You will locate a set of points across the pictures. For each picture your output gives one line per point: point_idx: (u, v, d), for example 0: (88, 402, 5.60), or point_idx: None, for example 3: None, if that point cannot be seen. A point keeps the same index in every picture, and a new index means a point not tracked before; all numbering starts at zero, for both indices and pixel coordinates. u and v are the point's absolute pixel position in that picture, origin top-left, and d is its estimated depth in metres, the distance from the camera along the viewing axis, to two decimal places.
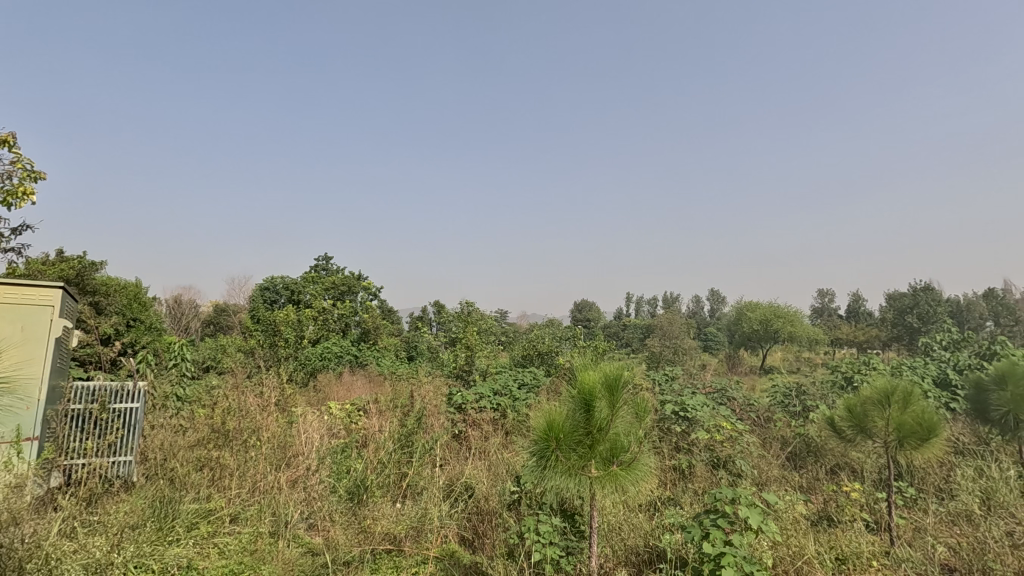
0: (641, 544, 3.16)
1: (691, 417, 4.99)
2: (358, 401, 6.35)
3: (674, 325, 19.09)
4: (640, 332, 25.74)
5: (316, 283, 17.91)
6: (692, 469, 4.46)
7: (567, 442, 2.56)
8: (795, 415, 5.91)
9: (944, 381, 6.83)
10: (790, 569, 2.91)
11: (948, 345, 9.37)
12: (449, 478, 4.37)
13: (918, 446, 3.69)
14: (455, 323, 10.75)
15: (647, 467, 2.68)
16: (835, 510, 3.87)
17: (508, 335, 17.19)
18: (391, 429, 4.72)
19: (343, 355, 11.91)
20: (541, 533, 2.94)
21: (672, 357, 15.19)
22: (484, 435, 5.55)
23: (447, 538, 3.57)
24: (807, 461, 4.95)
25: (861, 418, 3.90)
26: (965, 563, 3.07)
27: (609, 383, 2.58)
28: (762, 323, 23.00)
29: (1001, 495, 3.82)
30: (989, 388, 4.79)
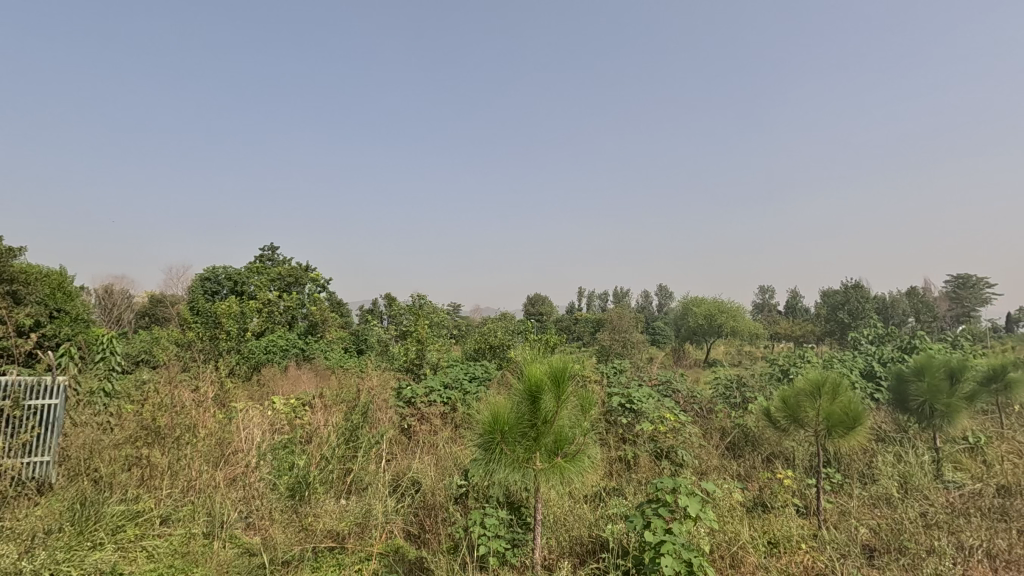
0: (585, 535, 3.19)
1: (637, 409, 5.12)
2: (303, 396, 6.16)
3: (624, 320, 19.50)
4: (592, 326, 26.16)
5: (260, 273, 17.24)
6: (637, 460, 4.59)
7: (513, 433, 2.57)
8: (734, 406, 6.17)
9: (869, 373, 7.28)
10: (727, 553, 3.02)
11: (875, 339, 9.99)
12: (396, 473, 4.34)
13: (844, 434, 3.91)
14: (406, 316, 10.59)
15: (592, 458, 2.72)
16: (769, 497, 4.04)
17: (460, 329, 17.08)
18: (337, 424, 4.62)
19: (289, 348, 11.53)
20: (487, 527, 2.93)
21: (621, 351, 15.53)
22: (433, 428, 5.51)
23: (393, 533, 3.52)
24: (745, 450, 5.17)
25: (795, 409, 4.08)
26: (883, 542, 3.28)
27: (555, 375, 2.58)
28: (707, 318, 23.82)
29: (917, 479, 4.11)
30: (907, 379, 5.12)
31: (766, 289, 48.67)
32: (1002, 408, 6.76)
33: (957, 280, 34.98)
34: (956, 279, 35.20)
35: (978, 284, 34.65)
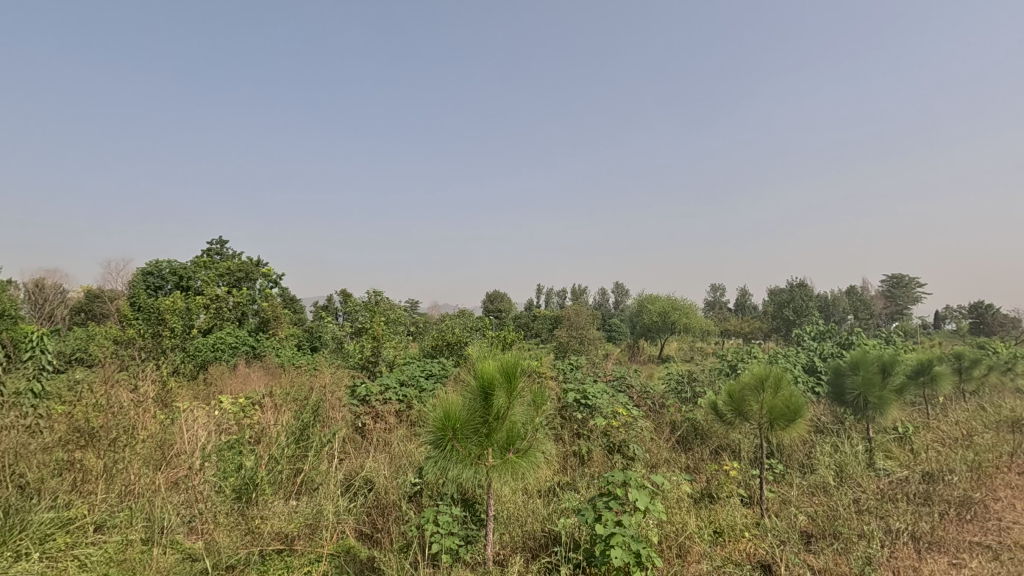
0: (538, 530, 3.22)
1: (592, 404, 5.19)
2: (252, 394, 5.95)
3: (582, 317, 19.74)
4: (550, 322, 26.36)
5: (208, 268, 16.56)
6: (590, 455, 4.67)
7: (464, 430, 2.56)
8: (685, 400, 6.35)
9: (811, 368, 7.63)
10: (674, 543, 3.11)
11: (816, 335, 10.48)
12: (349, 473, 4.26)
13: (786, 426, 4.08)
14: (361, 313, 10.38)
15: (543, 453, 2.74)
16: (716, 488, 4.19)
17: (418, 325, 16.89)
18: (286, 424, 4.50)
19: (238, 345, 11.13)
20: (440, 524, 2.92)
21: (578, 347, 15.74)
22: (388, 426, 5.44)
23: (344, 534, 3.45)
24: (694, 443, 5.33)
25: (740, 402, 4.24)
26: (820, 528, 3.45)
27: (507, 371, 2.59)
28: (661, 315, 24.38)
29: (852, 468, 4.35)
30: (845, 373, 5.39)
31: (717, 286, 50.22)
32: (929, 399, 7.22)
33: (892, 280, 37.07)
34: (890, 279, 37.30)
35: (911, 284, 36.83)
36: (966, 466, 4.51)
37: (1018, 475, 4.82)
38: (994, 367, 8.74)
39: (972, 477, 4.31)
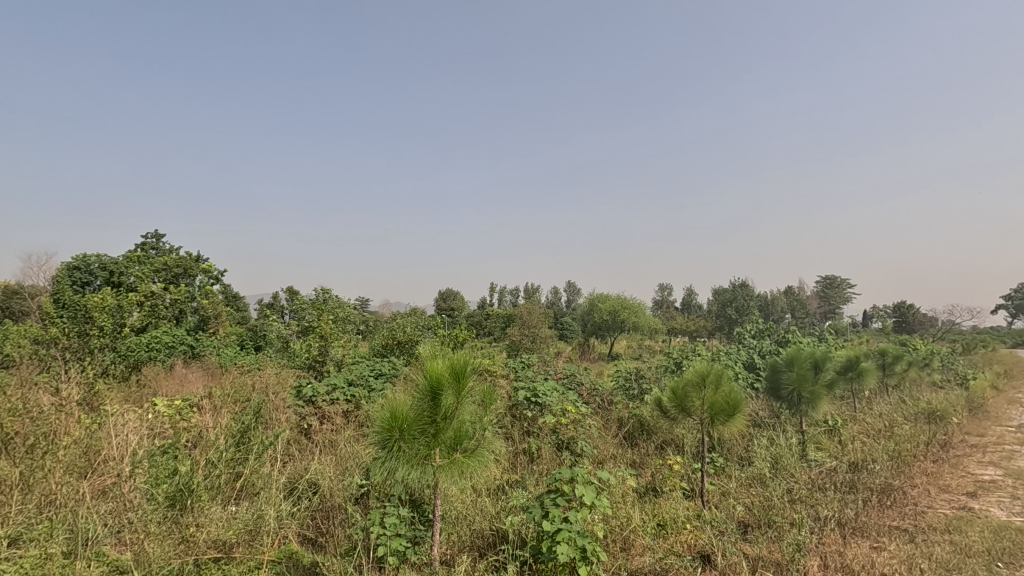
0: (486, 528, 3.23)
1: (542, 402, 5.25)
2: (189, 396, 5.69)
3: (534, 315, 19.84)
4: (502, 321, 26.38)
5: (142, 264, 15.66)
6: (540, 452, 4.72)
7: (411, 430, 2.53)
8: (633, 397, 6.52)
9: (750, 364, 7.98)
10: (619, 537, 3.18)
11: (756, 333, 10.96)
12: (293, 476, 4.14)
13: (725, 421, 4.25)
14: (308, 310, 10.06)
15: (491, 452, 2.75)
16: (660, 482, 4.31)
17: (368, 324, 16.58)
18: (226, 426, 4.34)
19: (175, 345, 10.60)
20: (387, 526, 2.88)
21: (530, 345, 15.85)
22: (335, 427, 5.32)
23: (286, 539, 3.35)
24: (640, 439, 5.47)
25: (683, 399, 4.37)
26: (755, 518, 3.60)
27: (455, 370, 2.57)
28: (611, 314, 24.79)
29: (786, 460, 4.58)
30: (781, 369, 5.67)
31: (665, 286, 51.67)
32: (856, 393, 7.69)
33: (826, 281, 39.19)
34: (825, 280, 39.41)
35: (843, 284, 39.08)
36: (887, 455, 4.83)
37: (933, 463, 5.21)
38: (914, 363, 9.40)
39: (892, 465, 4.63)
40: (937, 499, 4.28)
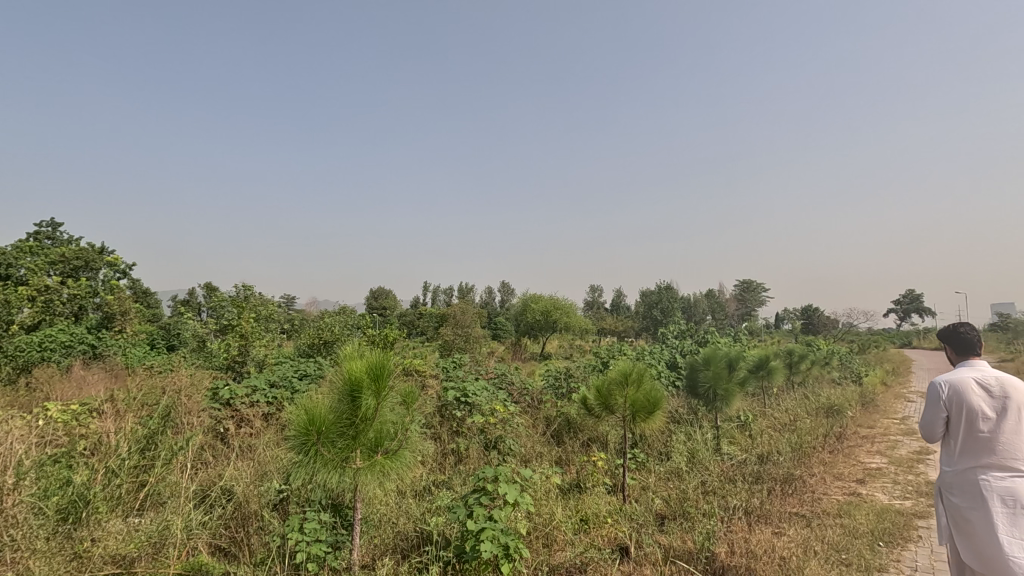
0: (411, 530, 3.19)
1: (471, 401, 5.25)
2: (89, 399, 5.25)
3: (467, 314, 19.75)
4: (434, 320, 26.06)
5: (34, 255, 14.20)
6: (467, 452, 4.72)
7: (329, 433, 2.45)
8: (561, 395, 6.65)
9: (672, 364, 8.35)
10: (542, 533, 3.24)
11: (678, 333, 11.48)
12: (205, 483, 3.91)
13: (645, 418, 4.43)
14: (227, 309, 9.51)
15: (413, 453, 2.72)
16: (585, 477, 4.44)
17: (293, 323, 15.91)
18: (128, 432, 4.03)
19: (73, 345, 9.72)
20: (306, 532, 2.79)
21: (462, 345, 15.79)
22: (253, 431, 5.09)
23: (196, 550, 3.15)
24: (567, 436, 5.59)
25: (607, 397, 4.51)
26: (671, 510, 3.78)
27: (373, 371, 2.52)
28: (543, 314, 25.08)
29: (702, 453, 4.84)
30: (699, 368, 5.98)
31: (596, 287, 53.14)
32: (766, 391, 8.23)
33: (744, 285, 41.77)
34: (742, 284, 42.04)
35: (758, 288, 41.80)
36: (790, 446, 5.22)
37: (829, 453, 5.68)
38: (816, 361, 10.22)
39: (794, 456, 5.01)
40: (831, 486, 4.69)
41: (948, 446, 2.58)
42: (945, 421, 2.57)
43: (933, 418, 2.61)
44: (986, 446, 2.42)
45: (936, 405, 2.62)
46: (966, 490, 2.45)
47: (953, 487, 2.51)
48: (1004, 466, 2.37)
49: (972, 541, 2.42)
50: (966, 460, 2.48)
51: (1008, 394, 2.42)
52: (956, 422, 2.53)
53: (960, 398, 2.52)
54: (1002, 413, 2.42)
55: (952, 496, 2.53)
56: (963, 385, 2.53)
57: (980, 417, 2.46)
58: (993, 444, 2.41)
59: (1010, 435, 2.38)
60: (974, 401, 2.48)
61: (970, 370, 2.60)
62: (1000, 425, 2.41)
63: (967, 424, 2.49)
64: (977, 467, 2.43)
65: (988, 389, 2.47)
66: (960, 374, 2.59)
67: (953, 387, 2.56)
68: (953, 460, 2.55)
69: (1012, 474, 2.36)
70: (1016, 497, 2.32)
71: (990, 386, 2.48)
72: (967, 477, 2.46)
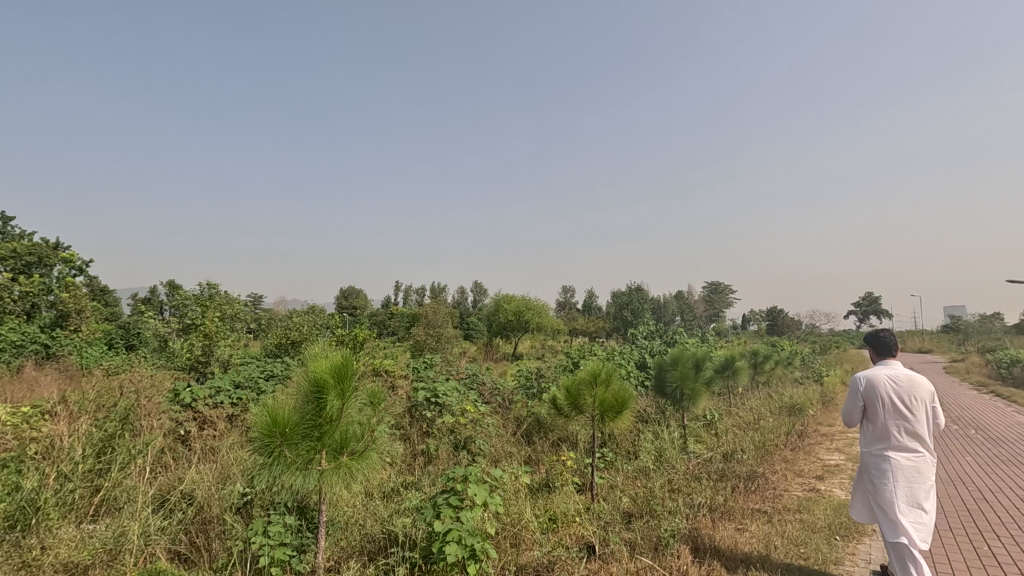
0: (378, 531, 3.16)
1: (441, 402, 5.22)
2: (40, 400, 5.04)
3: (439, 313, 19.64)
4: (405, 320, 25.82)
5: None
6: (437, 453, 4.71)
7: (293, 435, 2.41)
8: (532, 395, 6.68)
9: (642, 364, 8.47)
10: (510, 533, 3.25)
11: (648, 334, 11.65)
12: (164, 487, 3.79)
13: (614, 417, 4.48)
14: (191, 307, 9.24)
15: (379, 454, 2.70)
16: (554, 477, 4.47)
17: (260, 323, 15.55)
18: (83, 435, 3.89)
19: (23, 345, 9.29)
20: (271, 535, 2.74)
21: (433, 345, 15.69)
22: (217, 433, 4.97)
23: (154, 556, 3.05)
24: (538, 436, 5.62)
25: (576, 397, 4.55)
26: (638, 508, 3.83)
27: (339, 372, 2.49)
28: (515, 314, 25.13)
29: (669, 452, 4.92)
30: (666, 368, 6.08)
31: (568, 287, 53.50)
32: (732, 390, 8.43)
33: (712, 287, 42.66)
34: (710, 285, 42.93)
35: (726, 290, 42.77)
36: (754, 444, 5.36)
37: (791, 451, 5.85)
38: (780, 361, 10.51)
39: (757, 454, 5.14)
40: (792, 483, 4.83)
41: (863, 429, 2.99)
42: (862, 409, 2.97)
43: (852, 406, 3.01)
44: (896, 430, 2.84)
45: (855, 395, 3.03)
46: (879, 467, 2.86)
47: (869, 465, 2.92)
48: (910, 446, 2.81)
49: (882, 510, 2.84)
50: (879, 443, 2.89)
51: (913, 387, 2.85)
52: (871, 410, 2.94)
53: (876, 390, 2.92)
54: (908, 402, 2.85)
55: (867, 472, 2.94)
56: (877, 379, 2.94)
57: (891, 406, 2.87)
58: (902, 428, 2.83)
59: (915, 421, 2.82)
60: (886, 393, 2.90)
61: (884, 367, 3.03)
62: (908, 413, 2.83)
63: (881, 412, 2.89)
64: (887, 448, 2.85)
65: (898, 382, 2.89)
66: (875, 369, 3.00)
67: (870, 380, 2.97)
68: (868, 442, 2.96)
69: (915, 453, 2.80)
70: (919, 472, 2.77)
71: (899, 380, 2.91)
72: (879, 456, 2.88)
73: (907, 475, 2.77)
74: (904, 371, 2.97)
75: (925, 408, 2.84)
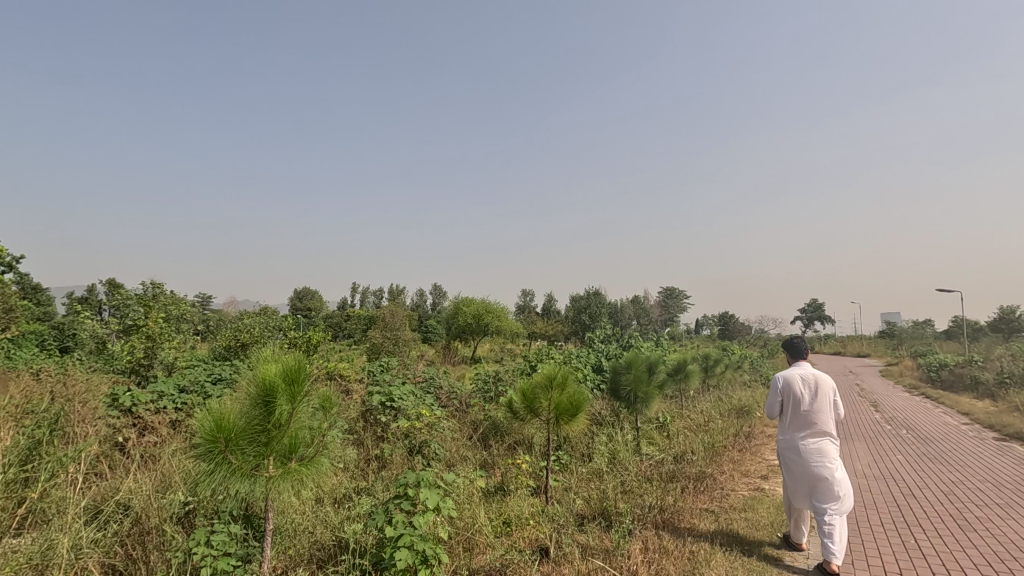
0: (327, 539, 3.09)
1: (397, 406, 5.13)
2: None
3: (397, 316, 19.34)
4: (362, 322, 25.30)
5: None
6: (391, 458, 4.64)
7: (239, 439, 2.34)
8: (489, 399, 6.67)
9: (598, 367, 8.60)
10: (463, 538, 3.25)
11: (605, 338, 11.83)
12: (98, 497, 3.59)
13: (569, 420, 4.54)
14: (133, 308, 8.79)
15: (330, 459, 2.64)
16: (509, 480, 4.48)
17: (209, 324, 14.94)
18: (7, 443, 3.64)
19: None
20: (214, 545, 2.64)
21: (390, 349, 15.45)
22: (159, 440, 4.76)
23: (85, 571, 2.88)
24: (494, 440, 5.62)
25: (532, 400, 4.57)
26: (591, 509, 3.88)
27: (289, 375, 2.43)
28: (475, 318, 25.04)
29: (622, 454, 5.01)
30: (621, 372, 6.18)
31: (527, 291, 53.70)
32: (683, 393, 8.66)
33: (667, 292, 43.76)
34: (666, 291, 44.05)
35: (680, 296, 43.95)
36: (703, 446, 5.52)
37: (738, 451, 6.06)
38: (730, 365, 10.86)
39: (707, 455, 5.30)
40: (738, 483, 5.00)
41: (782, 422, 3.42)
42: (780, 404, 3.40)
43: (772, 402, 3.46)
44: (807, 419, 3.28)
45: (774, 393, 3.47)
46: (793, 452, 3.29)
47: (787, 452, 3.34)
48: (818, 434, 3.25)
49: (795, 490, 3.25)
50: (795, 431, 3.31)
51: (819, 383, 3.33)
52: (787, 405, 3.38)
53: (790, 387, 3.37)
54: (816, 396, 3.31)
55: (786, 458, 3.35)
56: (790, 378, 3.39)
57: (801, 400, 3.32)
58: (812, 418, 3.27)
59: (822, 411, 3.27)
60: (798, 389, 3.35)
61: (796, 368, 3.49)
62: (816, 405, 3.28)
63: (794, 405, 3.33)
64: (802, 435, 3.28)
65: (806, 380, 3.36)
66: (789, 370, 3.48)
67: (785, 379, 3.42)
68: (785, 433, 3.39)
69: (823, 439, 3.24)
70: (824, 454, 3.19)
71: (807, 378, 3.38)
72: (795, 443, 3.30)
73: (818, 457, 3.19)
74: (812, 371, 3.46)
75: (830, 400, 3.31)
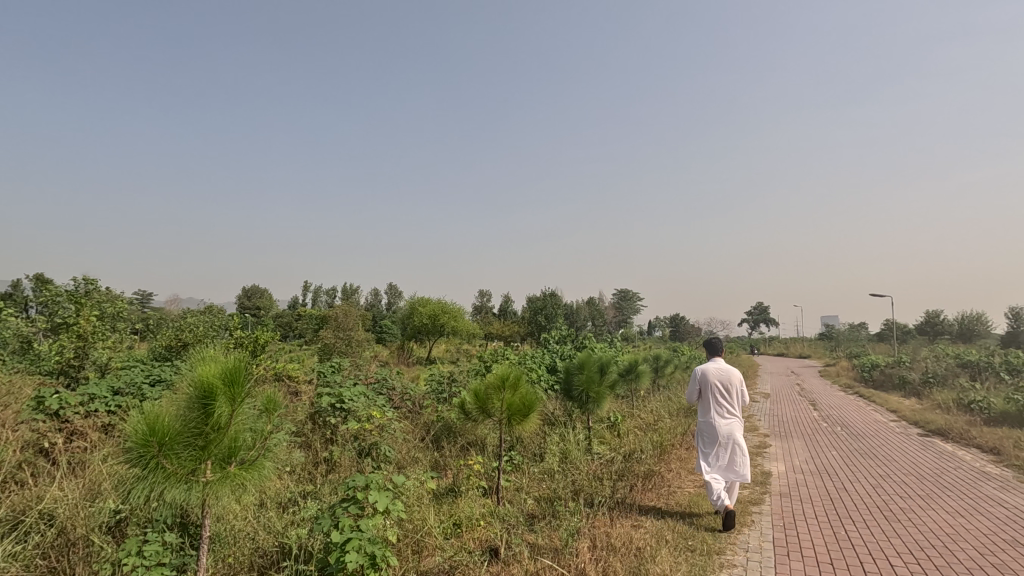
0: (270, 544, 3.00)
1: (347, 408, 4.97)
2: None
3: (351, 316, 18.91)
4: (313, 321, 24.56)
5: None
6: (340, 460, 4.55)
7: (173, 443, 2.23)
8: (442, 400, 6.62)
9: (552, 368, 8.67)
10: (413, 541, 3.21)
11: (560, 339, 11.94)
12: (17, 508, 3.34)
13: (520, 420, 4.57)
14: (62, 306, 8.25)
15: (272, 462, 2.56)
16: (461, 481, 4.46)
17: (148, 323, 14.18)
18: None
19: None
20: (146, 555, 2.51)
21: (343, 349, 15.08)
22: (89, 446, 4.48)
23: None
24: (447, 441, 5.59)
25: (484, 400, 4.56)
26: (542, 509, 3.91)
27: (228, 376, 2.33)
28: (431, 318, 24.79)
29: (573, 453, 5.07)
30: (573, 372, 6.25)
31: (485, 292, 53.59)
32: (635, 394, 8.84)
33: (622, 294, 44.65)
34: (621, 293, 44.95)
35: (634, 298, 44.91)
36: (652, 445, 5.65)
37: (685, 450, 6.23)
38: (679, 366, 11.14)
39: (655, 454, 5.43)
40: (684, 480, 5.15)
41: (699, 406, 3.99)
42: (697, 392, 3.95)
43: (692, 390, 3.98)
44: (719, 405, 3.85)
45: (692, 382, 4.02)
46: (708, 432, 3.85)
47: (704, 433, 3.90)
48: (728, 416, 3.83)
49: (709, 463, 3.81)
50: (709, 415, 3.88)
51: (730, 374, 3.88)
52: (704, 393, 3.93)
53: (706, 377, 3.91)
54: (727, 385, 3.86)
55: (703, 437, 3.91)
56: (707, 371, 3.93)
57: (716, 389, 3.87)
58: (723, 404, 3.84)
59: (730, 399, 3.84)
60: (713, 380, 3.89)
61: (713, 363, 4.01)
62: (727, 393, 3.84)
63: (710, 394, 3.88)
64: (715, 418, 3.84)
65: (720, 372, 3.90)
66: (706, 364, 4.00)
67: (703, 371, 3.95)
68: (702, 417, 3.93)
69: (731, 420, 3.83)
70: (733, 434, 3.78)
71: (721, 371, 3.92)
72: (707, 424, 3.87)
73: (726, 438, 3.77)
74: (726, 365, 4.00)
75: (739, 389, 3.86)
